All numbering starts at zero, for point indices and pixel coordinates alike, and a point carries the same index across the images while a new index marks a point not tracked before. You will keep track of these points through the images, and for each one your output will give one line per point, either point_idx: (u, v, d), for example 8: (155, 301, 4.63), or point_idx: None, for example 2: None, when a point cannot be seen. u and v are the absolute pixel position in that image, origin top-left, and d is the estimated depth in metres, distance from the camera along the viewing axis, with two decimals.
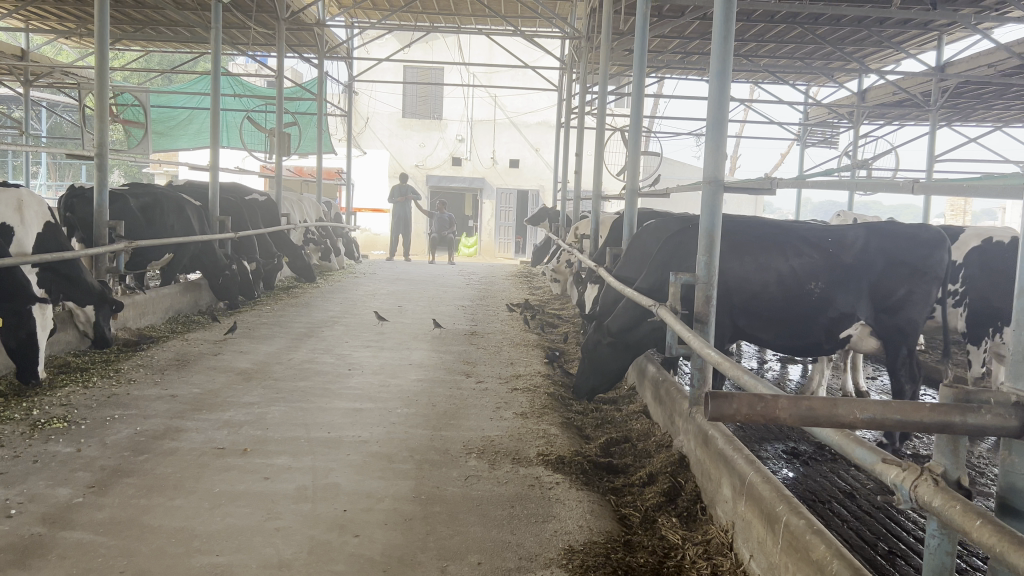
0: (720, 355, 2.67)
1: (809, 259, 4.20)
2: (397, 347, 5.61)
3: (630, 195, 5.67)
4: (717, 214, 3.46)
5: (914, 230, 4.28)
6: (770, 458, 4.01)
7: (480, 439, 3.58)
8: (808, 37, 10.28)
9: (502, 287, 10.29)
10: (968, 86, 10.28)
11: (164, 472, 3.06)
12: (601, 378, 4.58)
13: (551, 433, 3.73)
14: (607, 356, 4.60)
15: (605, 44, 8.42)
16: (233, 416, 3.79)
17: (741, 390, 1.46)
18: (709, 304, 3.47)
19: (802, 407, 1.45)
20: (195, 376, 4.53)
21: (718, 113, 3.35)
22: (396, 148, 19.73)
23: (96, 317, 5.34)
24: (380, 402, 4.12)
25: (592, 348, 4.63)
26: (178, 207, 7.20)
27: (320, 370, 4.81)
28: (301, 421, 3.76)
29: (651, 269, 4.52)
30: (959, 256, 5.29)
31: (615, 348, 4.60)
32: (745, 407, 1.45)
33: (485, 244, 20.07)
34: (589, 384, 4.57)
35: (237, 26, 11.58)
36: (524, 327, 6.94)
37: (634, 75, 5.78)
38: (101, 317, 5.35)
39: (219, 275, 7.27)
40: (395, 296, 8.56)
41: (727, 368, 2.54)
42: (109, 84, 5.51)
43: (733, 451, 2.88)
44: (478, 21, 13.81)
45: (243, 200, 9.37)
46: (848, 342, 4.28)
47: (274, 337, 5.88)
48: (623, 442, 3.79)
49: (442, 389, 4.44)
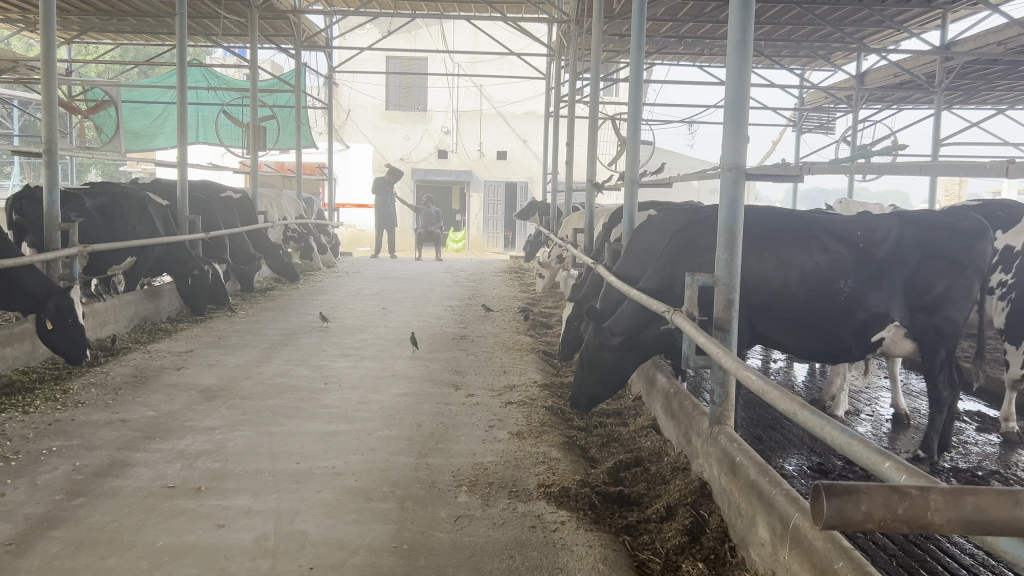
0: (744, 369, 2.23)
1: (836, 255, 3.78)
2: (379, 356, 5.15)
3: (629, 185, 5.20)
4: (738, 206, 3.00)
5: (953, 219, 3.82)
6: (795, 476, 3.68)
7: (471, 467, 3.14)
8: (807, 17, 9.90)
9: (491, 284, 9.84)
10: (974, 66, 9.86)
11: (98, 521, 2.59)
12: (603, 386, 4.15)
13: (552, 457, 3.29)
14: (615, 361, 4.17)
15: (598, 27, 7.94)
16: (189, 445, 3.33)
17: (874, 483, 1.12)
18: (730, 309, 3.02)
19: (964, 510, 1.11)
20: (152, 397, 4.05)
21: (738, 90, 2.93)
22: (381, 141, 19.24)
23: (60, 335, 4.80)
24: (358, 423, 3.66)
25: (595, 353, 4.18)
26: (141, 206, 6.74)
27: (292, 386, 4.34)
28: (267, 449, 3.30)
29: (658, 267, 4.07)
30: (1018, 242, 4.81)
31: (624, 351, 4.17)
32: (878, 509, 1.10)
33: (474, 238, 19.60)
34: (588, 394, 4.12)
35: (209, 15, 11.09)
36: (516, 329, 6.49)
37: (633, 54, 5.33)
38: (69, 332, 4.82)
39: (188, 276, 6.80)
40: (379, 297, 8.08)
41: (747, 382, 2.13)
42: (56, 74, 5.03)
43: (769, 486, 2.44)
44: (462, 8, 13.30)
45: (217, 200, 8.88)
46: (880, 346, 3.82)
47: (246, 346, 5.40)
48: (634, 466, 3.36)
49: (427, 406, 3.98)
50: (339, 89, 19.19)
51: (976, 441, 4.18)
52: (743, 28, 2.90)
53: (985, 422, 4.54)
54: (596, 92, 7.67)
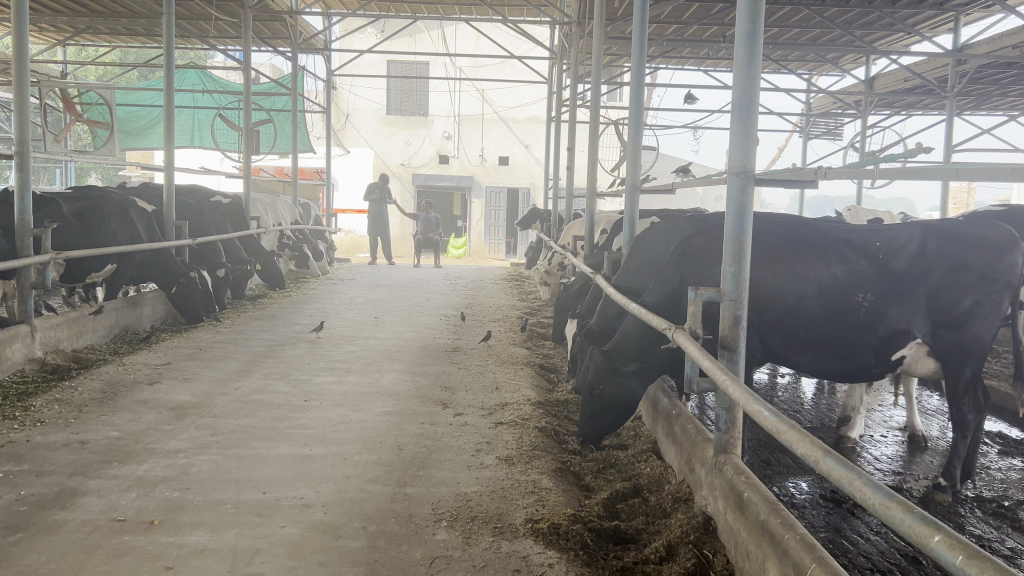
0: (752, 399, 1.95)
1: (855, 266, 3.51)
2: (365, 370, 4.89)
3: (630, 191, 4.92)
4: (747, 214, 2.73)
5: (980, 228, 3.54)
6: (807, 504, 3.40)
7: (453, 499, 2.87)
8: (815, 20, 9.66)
9: (490, 292, 9.56)
10: (988, 70, 9.59)
11: (32, 563, 2.32)
12: (614, 416, 3.82)
13: (543, 487, 3.02)
14: (629, 387, 3.85)
15: (599, 30, 7.69)
16: (149, 470, 3.07)
17: None
18: (738, 327, 2.76)
19: None
20: (117, 416, 3.78)
21: (748, 88, 2.67)
22: (381, 146, 19.03)
23: None
24: (334, 447, 3.39)
25: (609, 379, 3.84)
26: (121, 211, 6.57)
27: (269, 403, 4.07)
28: (233, 476, 3.04)
29: (663, 280, 3.82)
30: None
31: (639, 376, 3.86)
32: None
33: (475, 244, 19.33)
34: (599, 424, 3.81)
35: (203, 17, 10.90)
36: (512, 341, 6.22)
37: (634, 57, 5.08)
38: None
39: (175, 282, 6.58)
40: (373, 306, 7.82)
41: (759, 418, 1.84)
42: (28, 73, 4.78)
43: (781, 528, 2.17)
44: (464, 11, 13.06)
45: (207, 204, 8.64)
46: (902, 364, 3.57)
47: (225, 359, 5.13)
48: (633, 496, 3.08)
49: (411, 427, 3.70)
50: (338, 93, 19.04)
51: (1000, 466, 3.89)
52: (752, 19, 2.65)
53: (1009, 444, 4.25)
54: (597, 96, 7.42)
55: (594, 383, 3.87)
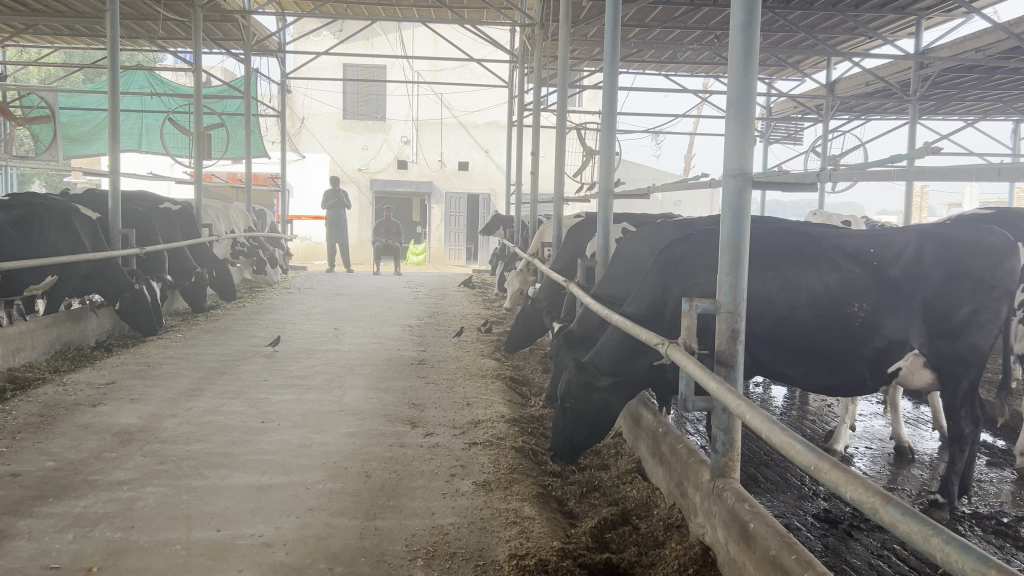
0: (767, 425, 1.75)
1: (849, 275, 3.36)
2: (328, 386, 4.61)
3: (604, 196, 4.72)
4: (743, 220, 2.53)
5: (976, 234, 3.41)
6: (801, 526, 3.21)
7: (429, 532, 2.63)
8: (780, 23, 9.58)
9: (453, 300, 9.29)
10: (950, 74, 9.61)
11: None
12: (588, 432, 3.61)
13: (526, 516, 2.78)
14: (604, 402, 3.63)
15: (565, 30, 7.48)
16: (90, 506, 2.77)
17: None
18: (735, 341, 2.56)
19: None
20: (54, 443, 3.46)
21: (745, 82, 2.45)
22: (338, 151, 18.65)
23: None
24: (295, 475, 3.11)
25: (581, 395, 3.63)
26: (63, 221, 6.20)
27: (224, 426, 3.77)
28: (182, 511, 2.75)
29: (644, 289, 3.62)
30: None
31: (614, 392, 3.64)
32: None
33: (435, 251, 19.10)
34: (571, 440, 3.60)
35: (151, 17, 10.48)
36: (481, 352, 5.97)
37: (606, 55, 4.89)
38: None
39: (120, 297, 6.23)
40: (332, 316, 7.51)
41: (782, 444, 1.64)
42: None
43: (798, 566, 1.96)
44: (422, 14, 12.77)
45: (154, 212, 8.24)
46: (897, 376, 3.42)
47: (175, 377, 4.80)
48: (621, 523, 2.87)
49: (379, 450, 3.44)
50: (293, 96, 18.64)
51: (991, 479, 3.75)
52: (749, 10, 2.44)
53: (998, 455, 4.12)
54: (565, 98, 7.21)
55: (566, 398, 3.65)
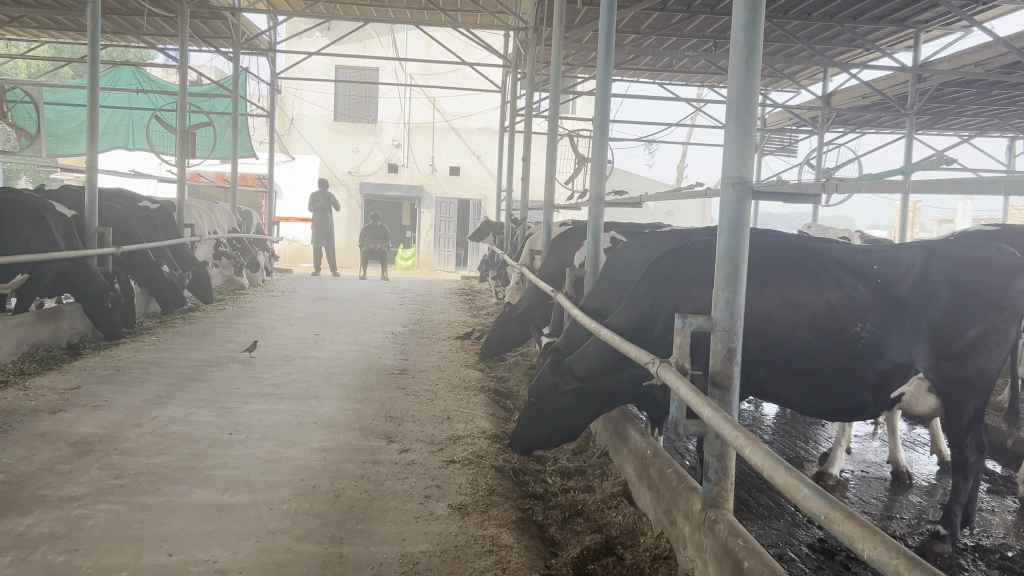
0: (766, 460, 1.58)
1: (851, 293, 3.21)
2: (302, 395, 4.42)
3: (595, 204, 4.55)
4: (743, 232, 2.36)
5: (983, 254, 3.29)
6: (796, 557, 3.03)
7: (400, 561, 2.44)
8: (778, 33, 9.46)
9: (438, 307, 9.09)
10: (948, 89, 9.51)
11: None
12: (549, 431, 3.59)
13: (503, 544, 2.60)
14: (570, 407, 3.55)
15: (559, 33, 7.32)
16: (34, 526, 2.57)
17: None
18: (731, 362, 2.39)
19: None
20: (5, 454, 3.25)
21: (747, 85, 2.28)
22: (328, 154, 18.46)
23: None
24: (260, 493, 2.92)
25: (547, 394, 3.61)
26: (36, 216, 5.98)
27: (189, 437, 3.57)
28: (133, 532, 2.55)
29: (633, 301, 3.46)
30: None
31: (581, 398, 3.54)
32: None
33: (424, 255, 18.95)
34: (530, 436, 3.62)
35: (138, 13, 10.26)
36: (464, 361, 5.78)
37: (601, 59, 4.74)
38: None
39: (96, 296, 6.06)
40: (314, 321, 7.30)
41: (784, 483, 1.47)
42: None
43: None
44: (415, 16, 12.60)
45: (132, 209, 8.01)
46: (900, 402, 3.26)
47: (145, 383, 4.59)
48: (604, 552, 2.68)
49: (350, 467, 3.25)
50: (284, 97, 18.49)
51: (993, 508, 3.59)
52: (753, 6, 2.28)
53: (1001, 483, 3.95)
54: (557, 102, 7.04)
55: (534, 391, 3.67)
